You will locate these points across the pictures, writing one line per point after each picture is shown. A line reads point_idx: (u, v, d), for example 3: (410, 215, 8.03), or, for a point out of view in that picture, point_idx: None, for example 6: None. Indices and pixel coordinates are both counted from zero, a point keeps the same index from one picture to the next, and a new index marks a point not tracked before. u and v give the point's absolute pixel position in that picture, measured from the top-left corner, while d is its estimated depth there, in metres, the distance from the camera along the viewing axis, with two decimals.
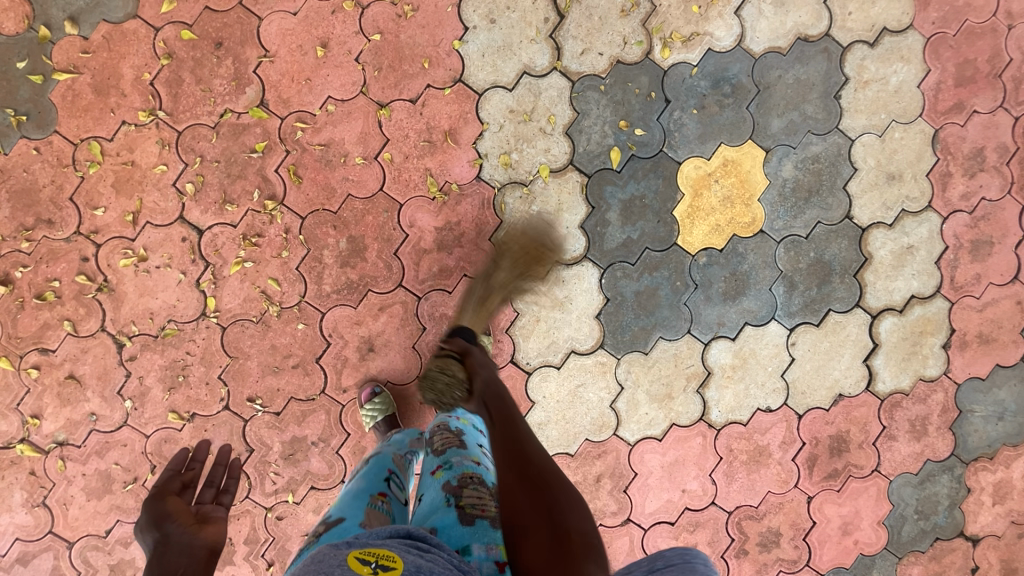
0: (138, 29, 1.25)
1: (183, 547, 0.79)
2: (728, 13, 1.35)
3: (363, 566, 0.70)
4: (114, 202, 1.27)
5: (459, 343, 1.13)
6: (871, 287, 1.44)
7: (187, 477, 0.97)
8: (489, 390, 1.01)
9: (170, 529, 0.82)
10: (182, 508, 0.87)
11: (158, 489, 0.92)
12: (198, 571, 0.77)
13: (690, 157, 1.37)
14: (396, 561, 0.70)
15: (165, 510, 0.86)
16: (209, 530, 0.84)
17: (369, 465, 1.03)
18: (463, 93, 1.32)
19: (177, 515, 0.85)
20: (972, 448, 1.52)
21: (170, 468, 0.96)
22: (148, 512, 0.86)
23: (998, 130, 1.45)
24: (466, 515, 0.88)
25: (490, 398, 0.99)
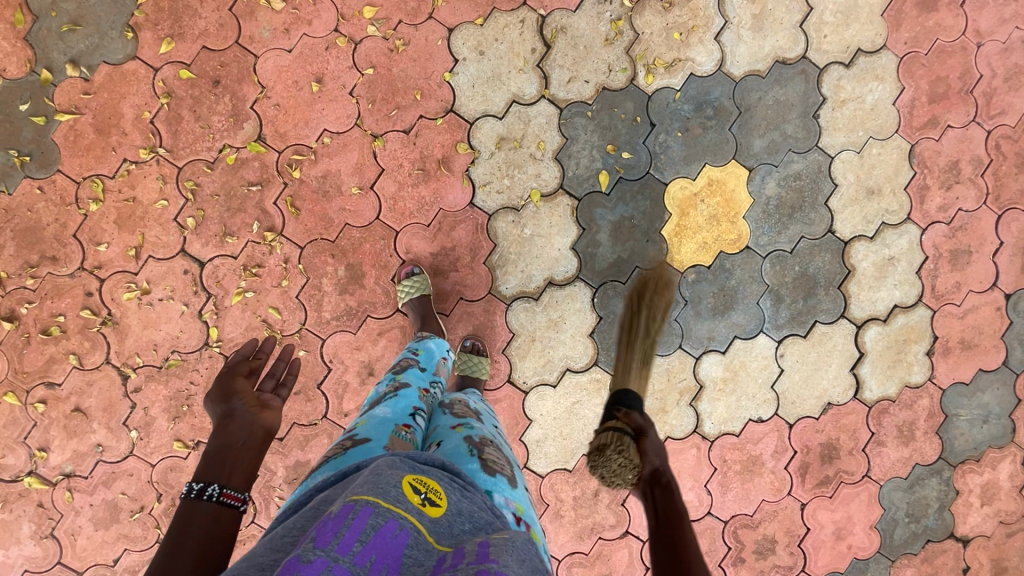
0: (138, 69, 1.29)
1: (244, 423, 0.90)
2: (708, 39, 1.40)
3: (415, 494, 0.67)
4: (117, 238, 1.31)
5: (636, 418, 1.09)
6: (855, 299, 1.49)
7: (254, 364, 1.08)
8: (660, 479, 0.97)
9: (237, 406, 0.94)
10: (248, 389, 0.99)
11: (229, 368, 1.05)
12: (255, 446, 0.89)
13: (676, 178, 1.42)
14: (443, 500, 0.69)
15: (234, 388, 0.98)
16: (266, 415, 0.94)
17: (396, 397, 1.02)
18: (455, 122, 1.36)
19: (243, 395, 0.98)
20: (959, 452, 1.57)
21: (242, 353, 1.09)
22: (221, 387, 0.99)
23: (972, 144, 1.50)
24: (488, 467, 0.88)
25: (662, 495, 0.95)
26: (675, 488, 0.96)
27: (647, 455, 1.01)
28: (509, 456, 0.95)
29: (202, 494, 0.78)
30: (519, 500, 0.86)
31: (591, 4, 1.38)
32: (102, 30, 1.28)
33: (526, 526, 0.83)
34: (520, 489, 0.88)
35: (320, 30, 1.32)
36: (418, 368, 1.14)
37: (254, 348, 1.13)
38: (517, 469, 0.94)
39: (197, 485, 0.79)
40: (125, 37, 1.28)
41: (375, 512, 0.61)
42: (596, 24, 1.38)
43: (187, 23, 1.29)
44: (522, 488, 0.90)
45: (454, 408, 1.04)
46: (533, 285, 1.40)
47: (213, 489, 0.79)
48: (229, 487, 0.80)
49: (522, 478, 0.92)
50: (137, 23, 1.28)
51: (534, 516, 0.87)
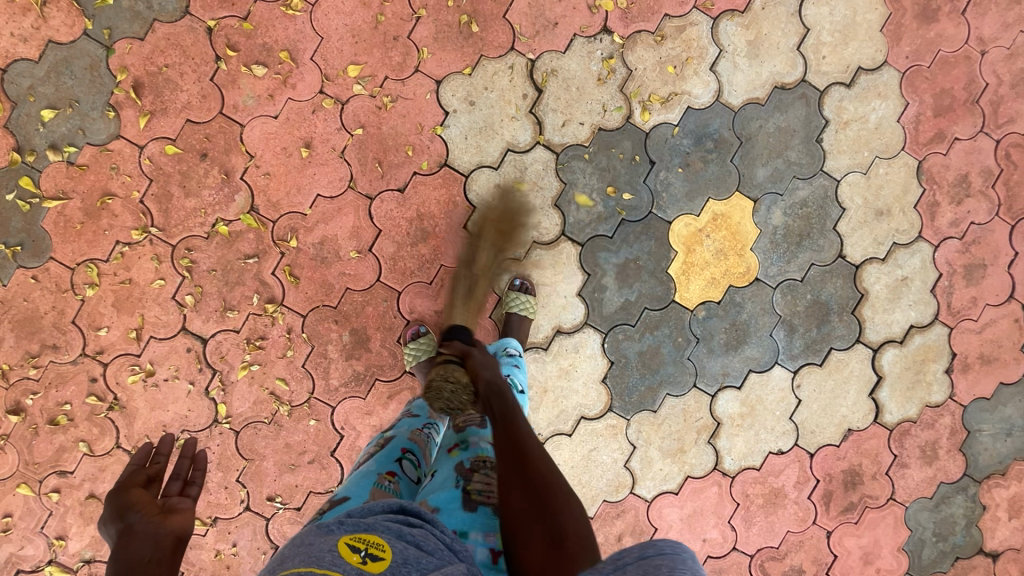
0: (123, 148, 1.26)
1: (149, 537, 0.72)
2: (703, 70, 1.36)
3: (353, 554, 0.70)
4: (116, 321, 1.29)
5: (457, 344, 1.13)
6: (869, 322, 1.46)
7: (152, 470, 0.86)
8: (492, 389, 1.01)
9: (133, 519, 0.75)
10: (147, 498, 0.78)
11: (121, 482, 0.82)
12: (166, 560, 0.71)
13: (680, 215, 1.39)
14: (384, 552, 0.71)
15: (128, 501, 0.77)
16: (175, 519, 0.76)
17: (382, 446, 1.01)
18: (450, 175, 1.33)
19: (140, 505, 0.77)
20: (983, 467, 1.54)
21: (133, 462, 0.85)
22: (111, 504, 0.78)
23: (981, 155, 1.46)
24: (471, 501, 0.90)
25: (500, 400, 0.99)
26: (506, 393, 1.00)
27: (479, 372, 1.05)
28: None
29: None
30: None
31: (580, 43, 1.34)
32: (83, 111, 1.25)
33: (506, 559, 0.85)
34: None
35: (305, 93, 1.29)
36: (411, 418, 1.08)
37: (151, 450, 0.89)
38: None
39: None
40: (107, 117, 1.25)
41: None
42: (587, 64, 1.34)
43: (169, 97, 1.26)
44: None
45: (456, 418, 1.04)
46: (541, 335, 1.38)
47: None
48: None
49: None
50: (118, 101, 1.25)
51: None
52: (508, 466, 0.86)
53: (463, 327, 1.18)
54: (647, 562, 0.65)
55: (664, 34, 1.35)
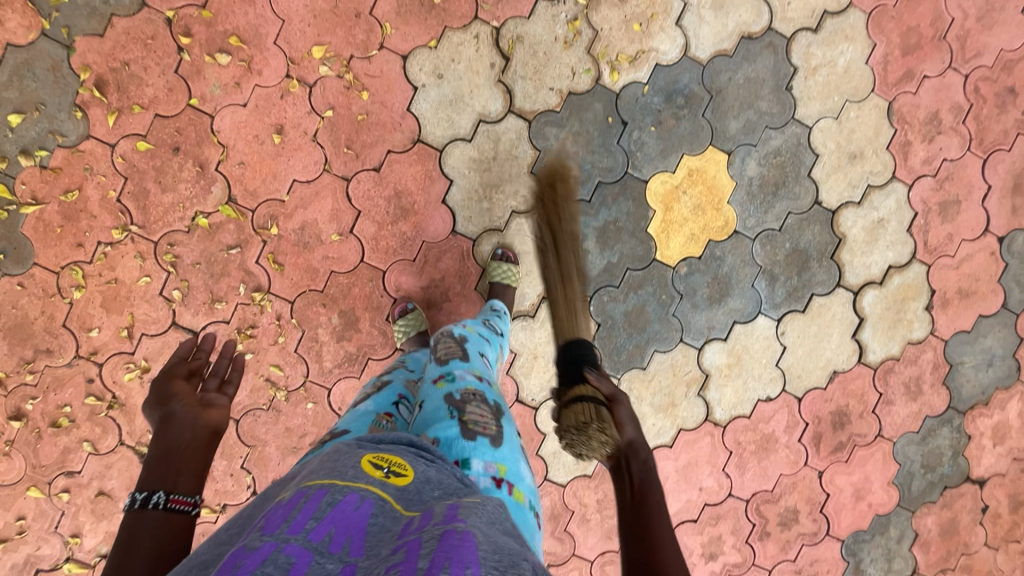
0: (95, 147, 1.26)
1: (187, 423, 0.83)
2: (669, 25, 1.36)
3: (376, 470, 0.70)
4: (107, 321, 1.30)
5: (607, 383, 0.93)
6: (849, 266, 1.48)
7: (194, 365, 1.00)
8: (638, 459, 0.86)
9: (176, 409, 0.86)
10: (187, 392, 0.91)
11: (165, 372, 0.96)
12: (201, 445, 0.82)
13: (656, 173, 1.40)
14: (408, 471, 0.71)
15: (171, 391, 0.91)
16: (211, 413, 0.87)
17: (379, 391, 1.04)
18: (424, 152, 1.33)
19: (181, 396, 0.90)
20: (967, 398, 1.59)
21: (179, 355, 1.00)
22: (158, 392, 0.91)
23: (950, 91, 1.47)
24: (468, 431, 0.89)
25: (639, 471, 0.85)
26: (653, 462, 0.87)
27: (623, 426, 0.88)
28: (495, 405, 0.97)
29: (147, 503, 0.72)
30: (503, 459, 0.88)
31: (544, 7, 1.33)
32: (50, 113, 1.24)
33: (509, 486, 0.85)
34: (502, 449, 0.89)
35: (272, 79, 1.28)
36: (405, 368, 1.14)
37: (193, 348, 1.03)
38: (505, 421, 0.95)
39: (141, 495, 0.73)
40: (75, 117, 1.24)
41: (329, 491, 0.62)
42: (552, 28, 1.34)
43: (135, 93, 1.25)
44: (508, 443, 0.91)
45: (437, 352, 1.06)
46: (528, 302, 1.40)
47: (159, 496, 0.73)
48: (177, 492, 0.75)
49: (509, 431, 0.93)
50: (84, 101, 1.24)
51: (519, 473, 0.88)
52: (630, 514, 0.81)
53: (587, 343, 1.07)
54: None
55: None
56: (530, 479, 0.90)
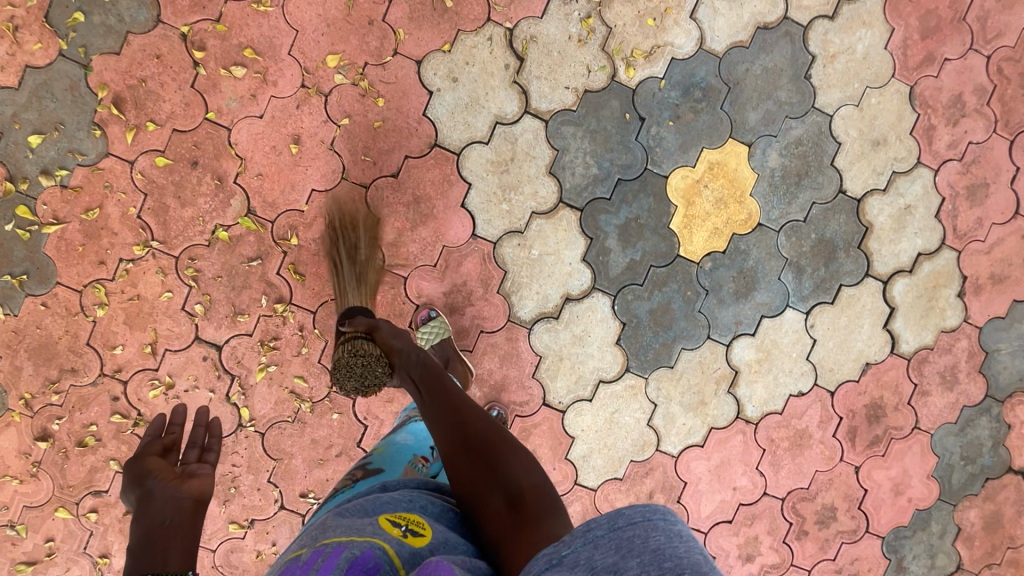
0: (113, 165, 1.26)
1: (169, 498, 0.79)
2: (684, 19, 1.34)
3: (394, 527, 0.69)
4: (130, 338, 1.29)
5: (361, 321, 1.16)
6: (877, 255, 1.45)
7: (168, 440, 0.94)
8: (410, 358, 1.04)
9: (153, 485, 0.81)
10: (163, 466, 0.86)
11: (139, 451, 0.90)
12: (187, 520, 0.77)
13: (676, 168, 1.38)
14: (425, 531, 0.70)
15: (145, 468, 0.85)
16: (193, 484, 0.83)
17: (415, 425, 1.06)
18: (442, 156, 1.32)
19: (158, 472, 0.84)
20: (1004, 386, 1.55)
21: (151, 432, 0.94)
22: (130, 472, 0.85)
23: (973, 73, 1.44)
24: None
25: (416, 365, 1.02)
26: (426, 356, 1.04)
27: (388, 339, 1.10)
28: None
29: None
30: None
31: (556, 6, 1.32)
32: (69, 133, 1.24)
33: None
34: None
35: (287, 89, 1.28)
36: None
37: (166, 423, 0.98)
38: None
39: None
40: (94, 136, 1.25)
41: (347, 547, 0.62)
42: (565, 27, 1.33)
43: (152, 109, 1.25)
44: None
45: None
46: (551, 304, 1.38)
47: None
48: (167, 573, 0.69)
49: None
50: (102, 119, 1.24)
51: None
52: (427, 397, 0.95)
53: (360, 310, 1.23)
54: (620, 534, 0.52)
55: None
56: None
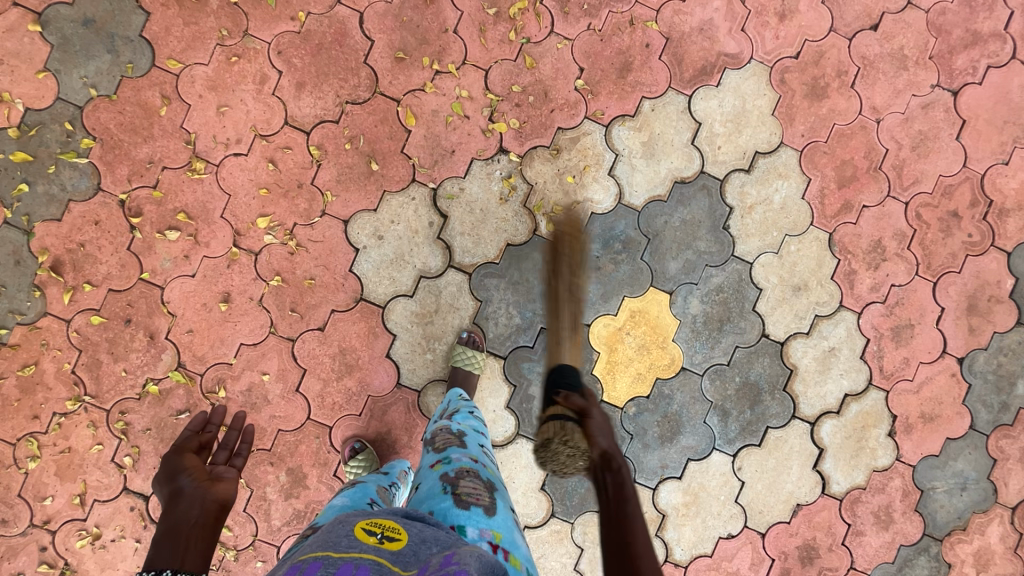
0: (51, 323, 1.31)
1: (195, 500, 0.86)
2: (603, 176, 1.40)
3: (370, 536, 0.73)
4: (60, 489, 1.32)
5: (576, 399, 1.10)
6: (803, 397, 1.46)
7: (204, 437, 1.06)
8: (609, 461, 0.95)
9: (184, 484, 0.89)
10: (196, 466, 0.94)
11: (177, 445, 1.00)
12: (208, 524, 0.84)
13: (598, 316, 1.41)
14: (402, 534, 0.75)
15: (181, 465, 0.93)
16: (220, 487, 0.90)
17: (352, 490, 1.01)
18: (367, 309, 1.37)
19: (190, 471, 0.92)
20: (943, 524, 1.52)
21: (190, 429, 1.05)
22: (168, 466, 0.94)
23: (891, 219, 1.48)
24: (462, 501, 0.90)
25: (614, 478, 0.93)
26: (625, 469, 0.94)
27: (595, 438, 1.01)
28: (488, 481, 0.97)
29: None
30: (498, 528, 0.88)
31: (479, 166, 1.38)
32: (10, 294, 1.30)
33: (505, 553, 0.84)
34: (497, 518, 0.90)
35: (218, 249, 1.34)
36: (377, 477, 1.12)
37: (202, 420, 1.09)
38: (499, 496, 0.95)
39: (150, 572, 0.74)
40: (33, 296, 1.31)
41: (324, 563, 0.66)
42: (488, 185, 1.38)
43: (89, 271, 1.32)
44: (502, 515, 0.91)
45: (435, 441, 1.06)
46: None
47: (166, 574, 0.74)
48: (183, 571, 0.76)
49: (502, 503, 0.93)
50: (42, 280, 1.31)
51: (517, 542, 0.88)
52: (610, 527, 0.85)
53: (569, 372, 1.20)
54: None
55: (559, 147, 1.39)
56: (527, 550, 0.89)
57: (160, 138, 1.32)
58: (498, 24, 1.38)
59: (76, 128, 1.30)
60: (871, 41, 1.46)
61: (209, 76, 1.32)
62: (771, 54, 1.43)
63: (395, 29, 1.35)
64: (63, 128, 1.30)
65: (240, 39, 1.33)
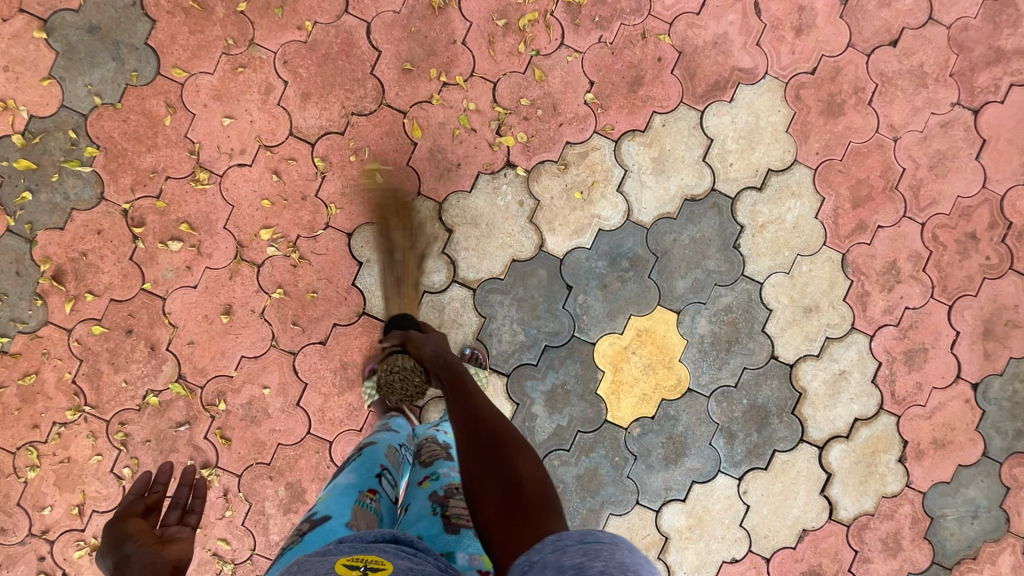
0: (52, 332, 1.31)
1: (146, 566, 0.72)
2: (611, 192, 1.37)
3: (351, 570, 0.67)
4: (59, 498, 1.32)
5: (394, 333, 1.18)
6: (811, 421, 1.43)
7: (151, 499, 0.85)
8: (438, 362, 1.04)
9: (131, 550, 0.74)
10: (143, 529, 0.78)
11: (119, 511, 0.81)
12: None
13: (604, 335, 1.39)
14: (385, 565, 0.69)
15: (125, 531, 0.76)
16: (173, 549, 0.76)
17: (360, 458, 1.02)
18: (369, 323, 1.35)
19: (138, 536, 0.76)
20: (953, 553, 1.48)
21: (133, 490, 0.84)
22: (109, 534, 0.77)
23: (907, 240, 1.44)
24: (452, 524, 0.89)
25: (439, 365, 1.04)
26: (451, 359, 1.04)
27: (422, 350, 1.10)
28: None
29: None
30: None
31: (485, 180, 1.36)
32: (12, 302, 1.30)
33: None
34: None
35: (220, 261, 1.32)
36: (388, 433, 1.10)
37: (147, 480, 0.88)
38: None
39: None
40: (35, 305, 1.30)
41: None
42: (493, 200, 1.36)
43: (91, 280, 1.31)
44: None
45: (422, 455, 1.06)
46: None
47: None
48: None
49: None
50: (44, 289, 1.30)
51: None
52: (455, 418, 0.91)
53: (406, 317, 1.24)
54: (587, 545, 0.63)
55: (567, 162, 1.37)
56: None
57: (164, 148, 1.31)
58: (507, 36, 1.35)
59: (80, 136, 1.29)
60: (890, 57, 1.42)
61: (215, 86, 1.31)
62: (787, 70, 1.40)
63: (402, 39, 1.33)
64: (67, 136, 1.29)
65: (246, 48, 1.31)
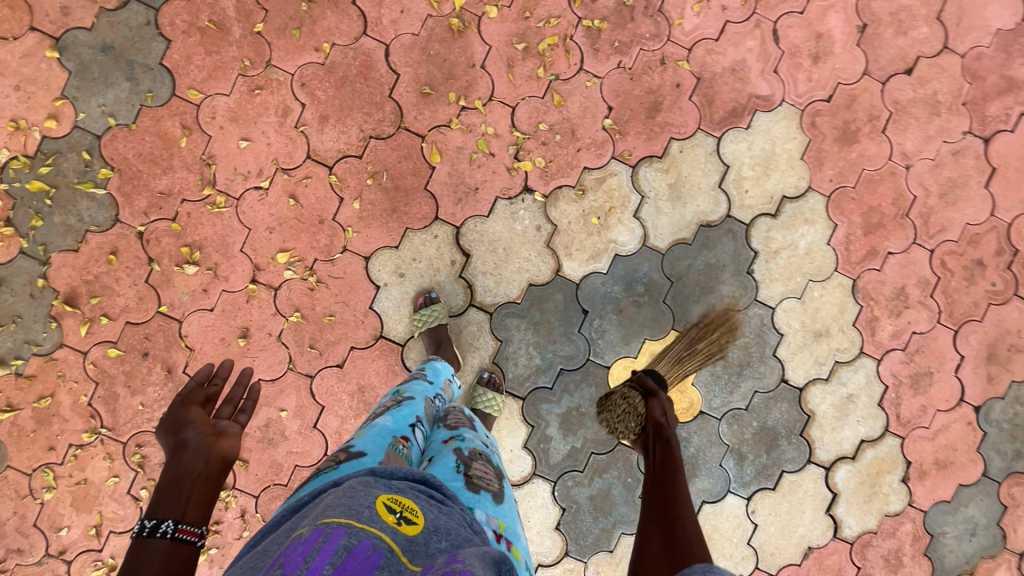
0: (67, 354, 1.30)
1: (200, 451, 0.83)
2: (628, 218, 1.38)
3: (390, 513, 0.68)
4: (76, 519, 1.32)
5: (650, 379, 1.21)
6: (819, 442, 1.46)
7: (210, 390, 0.99)
8: (660, 433, 1.05)
9: (189, 435, 0.86)
10: (202, 419, 0.91)
11: (183, 395, 0.96)
12: (210, 476, 0.81)
13: (618, 359, 1.40)
14: (418, 518, 0.69)
15: (187, 417, 0.90)
16: (223, 443, 0.87)
17: (400, 407, 1.01)
18: (387, 346, 1.36)
19: (196, 423, 0.89)
20: (951, 569, 1.53)
21: (196, 380, 0.99)
22: (173, 416, 0.91)
23: (916, 266, 1.47)
24: (473, 483, 0.89)
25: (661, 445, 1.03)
26: (675, 443, 1.03)
27: (653, 412, 1.12)
28: (497, 467, 0.96)
29: (155, 532, 0.71)
30: (503, 516, 0.88)
31: (503, 206, 1.36)
32: (26, 325, 1.29)
33: (507, 544, 0.84)
34: (502, 505, 0.89)
35: (237, 284, 1.32)
36: (424, 383, 1.12)
37: (210, 373, 1.03)
38: (506, 484, 0.95)
39: (149, 523, 0.71)
40: (49, 327, 1.29)
41: (346, 533, 0.62)
42: (511, 224, 1.37)
43: (107, 302, 1.30)
44: (507, 504, 0.91)
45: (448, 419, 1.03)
46: None
47: (167, 525, 0.71)
48: (185, 522, 0.73)
49: (509, 492, 0.93)
50: (58, 312, 1.29)
51: (517, 533, 0.88)
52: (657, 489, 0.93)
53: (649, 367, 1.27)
54: None
55: (584, 187, 1.37)
56: (523, 543, 0.90)
57: (180, 170, 1.30)
58: (526, 60, 1.35)
59: (94, 157, 1.28)
60: (905, 85, 1.43)
61: (231, 107, 1.30)
62: (803, 97, 1.40)
63: (421, 62, 1.33)
64: (80, 157, 1.27)
65: (263, 69, 1.30)
